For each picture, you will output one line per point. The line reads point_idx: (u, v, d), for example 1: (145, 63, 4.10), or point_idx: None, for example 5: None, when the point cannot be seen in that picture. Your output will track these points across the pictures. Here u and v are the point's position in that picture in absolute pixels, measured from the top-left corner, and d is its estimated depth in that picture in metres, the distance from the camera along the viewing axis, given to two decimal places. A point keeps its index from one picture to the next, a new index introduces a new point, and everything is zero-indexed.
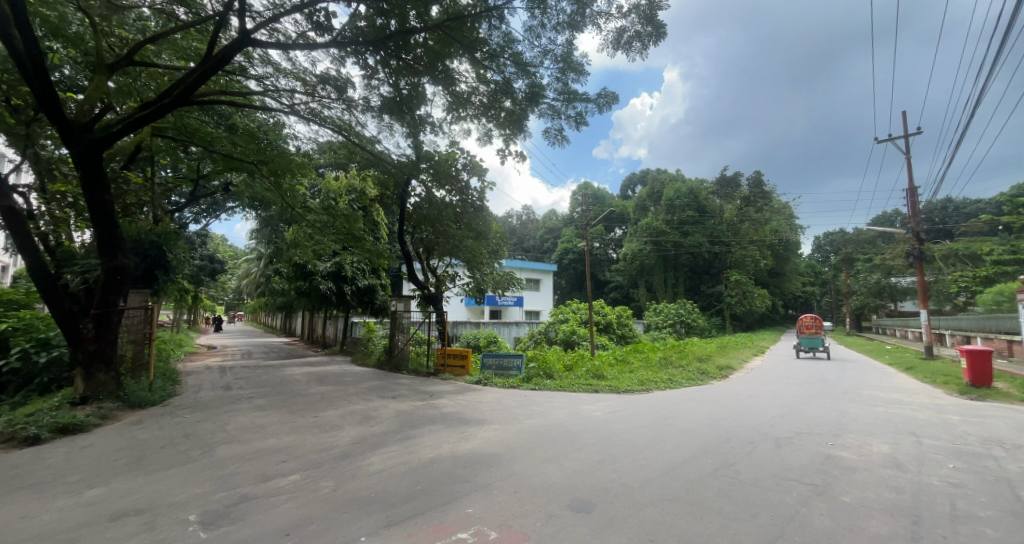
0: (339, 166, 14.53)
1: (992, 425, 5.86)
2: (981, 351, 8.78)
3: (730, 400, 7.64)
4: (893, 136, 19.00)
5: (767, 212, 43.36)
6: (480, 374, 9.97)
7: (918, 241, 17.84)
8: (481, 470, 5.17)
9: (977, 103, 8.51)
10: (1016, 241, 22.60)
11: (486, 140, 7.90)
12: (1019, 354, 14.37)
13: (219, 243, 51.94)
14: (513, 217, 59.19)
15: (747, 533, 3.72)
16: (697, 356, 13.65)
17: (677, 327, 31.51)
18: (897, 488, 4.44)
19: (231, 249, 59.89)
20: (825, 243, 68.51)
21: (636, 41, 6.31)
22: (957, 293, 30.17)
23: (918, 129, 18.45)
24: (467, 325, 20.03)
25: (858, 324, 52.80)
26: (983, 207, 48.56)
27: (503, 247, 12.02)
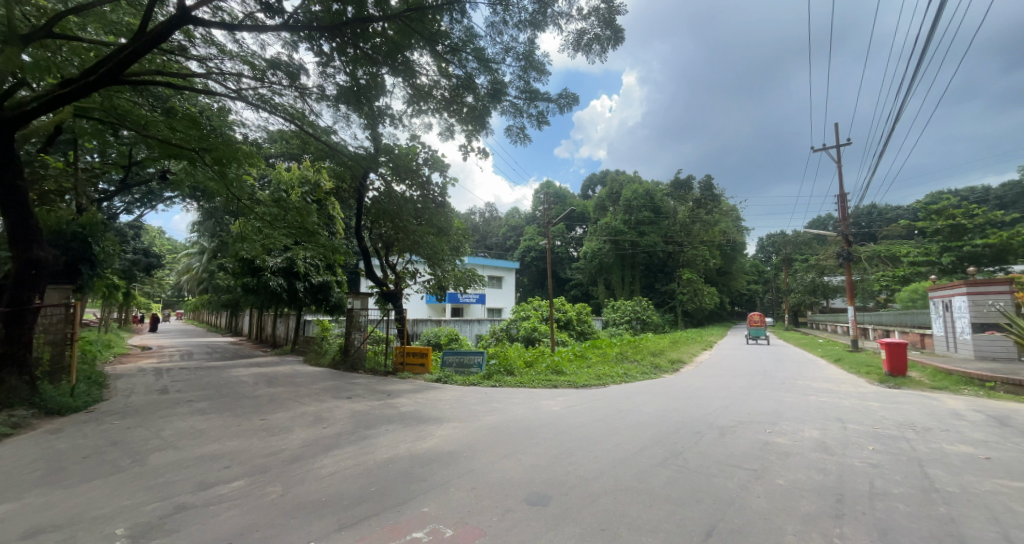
0: (292, 157, 13.99)
1: (906, 410, 6.49)
2: (898, 343, 9.72)
3: (680, 392, 7.98)
4: (827, 145, 20.56)
5: (716, 214, 45.82)
6: (440, 373, 9.83)
7: (847, 243, 19.43)
8: (438, 468, 5.12)
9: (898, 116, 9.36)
10: (928, 245, 25.19)
11: (448, 136, 7.77)
12: (929, 346, 16.01)
13: (154, 235, 47.81)
14: (476, 215, 58.98)
15: (692, 518, 3.91)
16: (651, 351, 14.15)
17: (633, 323, 32.60)
18: (824, 469, 4.82)
19: (169, 243, 55.45)
20: (767, 244, 73.38)
21: (596, 44, 6.44)
22: (880, 292, 33.16)
23: (848, 140, 20.06)
24: (428, 323, 19.77)
25: (795, 319, 57.09)
26: (901, 213, 53.93)
27: (465, 244, 11.87)
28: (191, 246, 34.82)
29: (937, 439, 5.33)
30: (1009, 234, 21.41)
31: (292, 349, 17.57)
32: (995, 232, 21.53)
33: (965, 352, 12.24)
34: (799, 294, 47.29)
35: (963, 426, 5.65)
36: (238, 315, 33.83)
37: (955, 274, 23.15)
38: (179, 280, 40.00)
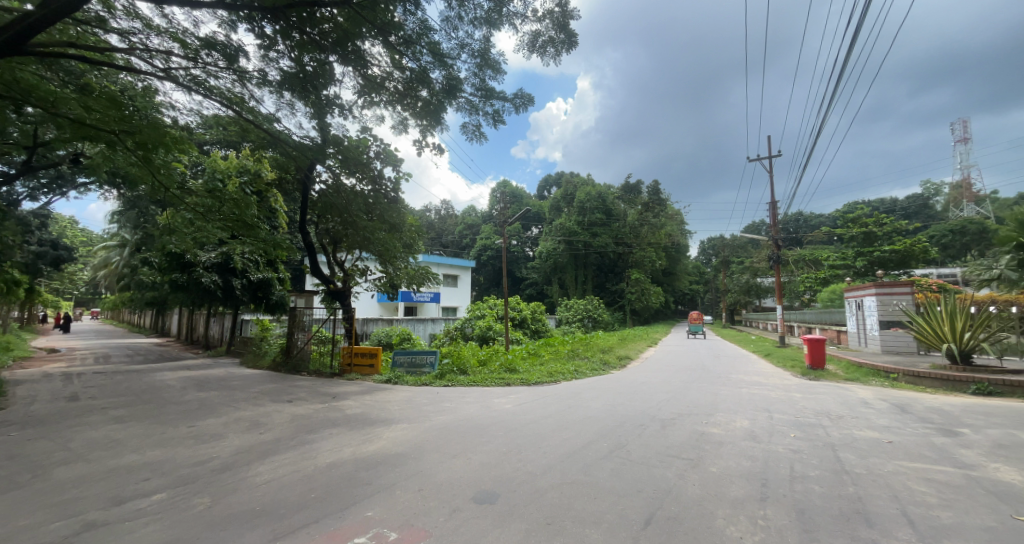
0: (229, 145, 13.01)
1: (824, 400, 7.13)
2: (818, 339, 10.67)
3: (626, 387, 8.28)
4: (760, 157, 22.41)
5: (663, 218, 48.28)
6: (390, 373, 9.58)
7: (777, 247, 21.08)
8: (384, 471, 4.98)
9: (819, 131, 10.27)
10: (844, 251, 28.00)
11: (401, 129, 7.58)
12: (845, 341, 17.73)
13: (66, 225, 43.11)
14: (432, 213, 58.06)
15: (634, 508, 4.07)
16: (601, 349, 14.58)
17: (585, 321, 33.55)
18: (753, 456, 5.18)
19: (84, 234, 49.96)
20: (708, 247, 78.30)
21: (550, 46, 6.53)
22: (804, 292, 36.34)
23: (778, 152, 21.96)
24: (379, 322, 19.24)
25: (732, 317, 61.23)
26: (823, 221, 59.63)
27: (419, 242, 11.59)
28: (109, 238, 31.73)
29: (849, 425, 5.89)
30: (910, 242, 24.22)
31: (229, 350, 16.42)
32: (900, 239, 24.36)
33: (873, 347, 13.65)
34: (736, 294, 50.83)
35: (869, 414, 6.29)
36: (166, 314, 31.23)
37: (867, 277, 25.85)
38: (94, 275, 36.18)
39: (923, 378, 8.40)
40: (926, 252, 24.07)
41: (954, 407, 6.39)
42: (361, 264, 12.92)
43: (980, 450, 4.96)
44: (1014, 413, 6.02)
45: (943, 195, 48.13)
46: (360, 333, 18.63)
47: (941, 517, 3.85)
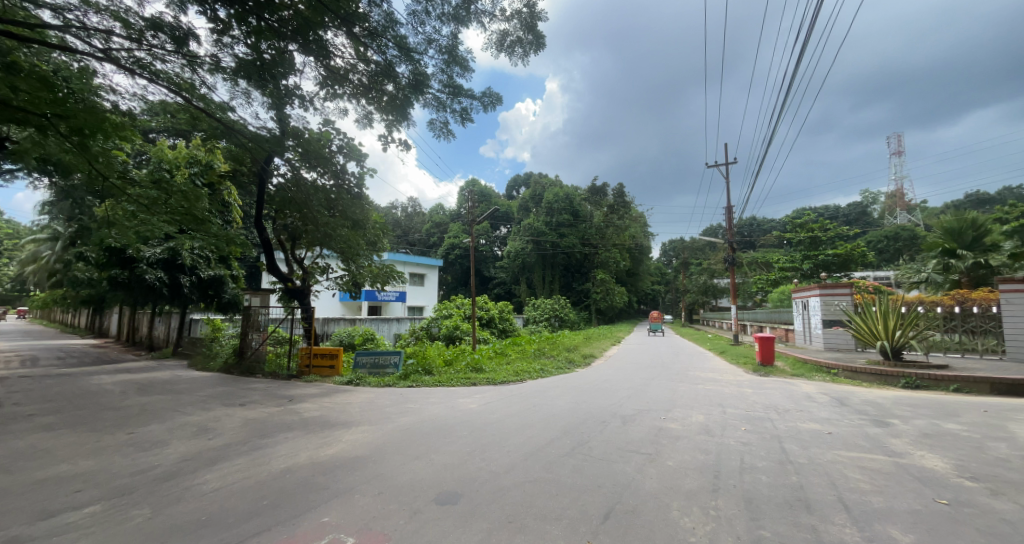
0: (178, 133, 12.22)
1: (772, 395, 7.54)
2: (767, 337, 11.30)
3: (589, 385, 8.44)
4: (717, 163, 23.55)
5: (628, 220, 49.71)
6: (352, 375, 9.34)
7: (733, 250, 22.17)
8: (343, 475, 4.84)
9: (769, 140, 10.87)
10: (792, 254, 29.83)
11: (365, 123, 7.39)
12: (792, 339, 18.88)
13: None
14: (397, 210, 56.99)
15: (593, 503, 4.16)
16: (566, 347, 14.78)
17: (551, 321, 34.01)
18: (707, 450, 5.41)
19: (7, 225, 45.43)
20: (669, 249, 81.29)
21: (518, 46, 6.57)
22: (757, 294, 38.41)
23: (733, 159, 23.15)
24: (341, 322, 18.75)
25: (691, 316, 63.90)
26: (774, 226, 63.38)
27: (383, 239, 11.36)
28: (37, 230, 29.20)
29: (793, 418, 6.26)
30: (850, 247, 26.13)
31: (176, 352, 15.47)
32: (842, 244, 26.28)
33: (816, 344, 14.61)
34: (694, 294, 53.02)
35: (813, 407, 6.71)
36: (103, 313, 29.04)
37: (812, 279, 27.65)
38: (19, 269, 33.09)
39: (860, 373, 9.05)
40: (864, 256, 26.04)
41: (886, 400, 6.92)
42: (323, 261, 12.52)
43: (908, 439, 5.39)
44: (936, 404, 6.60)
45: (879, 203, 52.34)
46: (321, 333, 18.10)
47: (872, 501, 4.16)
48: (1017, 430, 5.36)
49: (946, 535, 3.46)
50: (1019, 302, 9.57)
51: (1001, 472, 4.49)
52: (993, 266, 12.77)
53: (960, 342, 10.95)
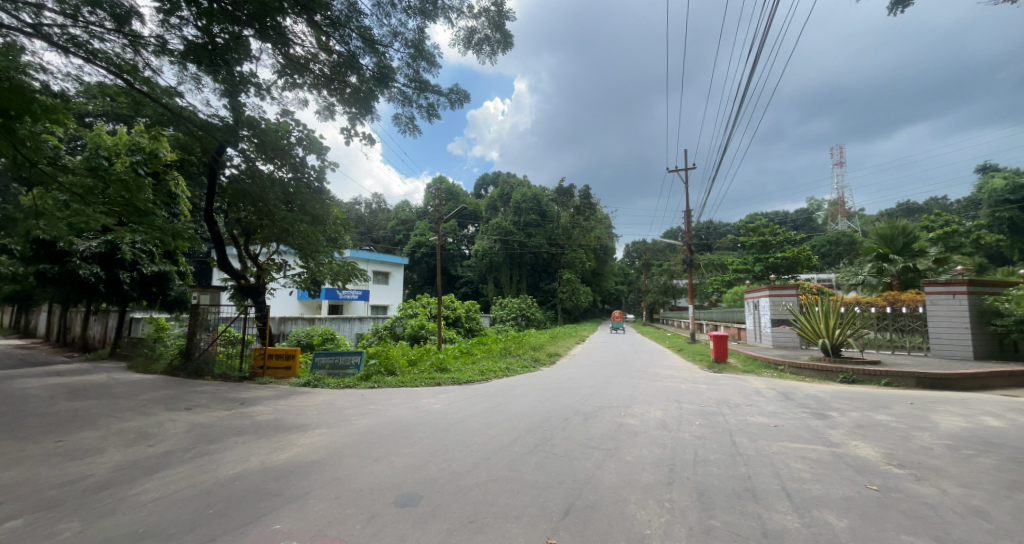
0: (119, 119, 11.36)
1: (725, 390, 7.91)
2: (721, 335, 11.85)
3: (552, 384, 8.56)
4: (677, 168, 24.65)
5: (594, 221, 50.84)
6: (310, 376, 9.02)
7: (690, 252, 23.14)
8: (297, 480, 4.66)
9: (724, 148, 11.42)
10: (744, 257, 31.51)
11: (326, 115, 7.14)
12: (744, 338, 19.91)
13: None
14: (361, 206, 55.47)
15: (554, 499, 4.21)
16: (532, 346, 14.90)
17: (518, 320, 34.21)
18: (663, 444, 5.60)
19: None
20: (633, 250, 83.66)
21: (486, 44, 6.55)
22: (712, 295, 40.23)
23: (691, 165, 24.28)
24: (300, 321, 18.08)
25: (652, 316, 66.17)
26: (730, 230, 66.79)
27: (344, 236, 11.10)
28: None
29: (743, 412, 6.59)
30: (797, 251, 27.92)
31: (114, 353, 14.37)
32: (789, 248, 27.97)
33: (765, 343, 15.47)
34: (655, 294, 54.95)
35: (761, 401, 7.10)
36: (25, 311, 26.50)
37: (762, 281, 29.33)
38: None
39: (804, 369, 9.65)
40: (808, 260, 27.88)
41: (826, 394, 7.42)
42: (279, 257, 12.07)
43: (844, 430, 5.81)
44: (869, 397, 7.14)
45: (823, 210, 56.29)
46: (277, 332, 17.37)
47: (812, 489, 4.44)
48: (937, 420, 5.88)
49: (875, 518, 3.74)
50: (942, 303, 10.51)
51: (924, 458, 4.92)
52: (920, 270, 13.98)
53: (891, 340, 11.92)
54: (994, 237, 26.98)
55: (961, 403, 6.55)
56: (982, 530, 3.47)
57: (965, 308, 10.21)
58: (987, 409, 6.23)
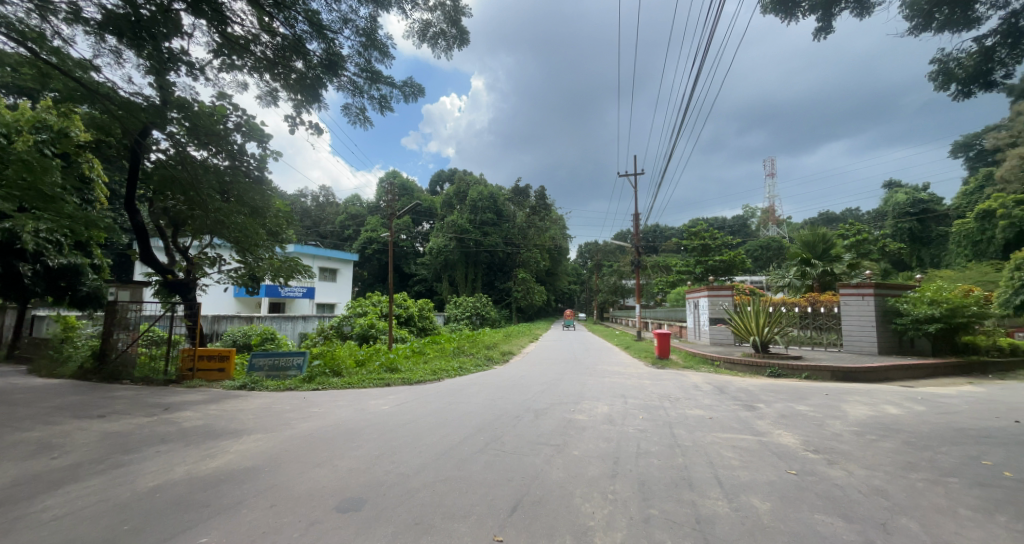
0: (19, 92, 10.02)
1: (667, 385, 8.34)
2: (664, 332, 12.48)
3: (504, 382, 8.62)
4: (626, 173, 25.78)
5: (548, 222, 51.70)
6: (246, 378, 8.47)
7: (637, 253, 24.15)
8: (229, 489, 4.36)
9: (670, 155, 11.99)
10: (686, 260, 33.42)
11: (269, 100, 6.72)
12: (685, 335, 21.11)
13: None
14: (308, 199, 52.73)
15: (502, 497, 4.24)
16: (485, 345, 14.89)
17: (472, 319, 34.06)
18: (609, 438, 5.82)
19: None
20: (586, 251, 86.07)
21: (441, 39, 6.45)
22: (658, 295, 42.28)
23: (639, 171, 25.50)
24: (235, 320, 16.97)
25: (603, 315, 68.48)
26: (674, 234, 70.81)
27: (287, 230, 10.60)
28: None
29: (683, 406, 6.97)
30: (733, 255, 30.04)
31: (10, 355, 12.71)
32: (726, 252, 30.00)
33: (704, 340, 16.48)
34: (606, 294, 56.94)
35: (698, 395, 7.56)
36: None
37: (702, 282, 31.29)
38: None
39: (737, 365, 10.38)
40: (742, 263, 30.06)
41: (755, 387, 8.03)
42: (214, 251, 11.30)
43: (769, 420, 6.32)
44: (791, 390, 7.82)
45: (757, 217, 60.92)
46: (209, 332, 16.20)
47: (741, 476, 4.79)
48: (848, 409, 6.55)
49: (793, 500, 4.10)
50: (854, 304, 11.69)
51: (835, 444, 5.47)
52: (836, 274, 15.60)
53: (811, 337, 13.12)
54: (894, 245, 30.56)
55: (866, 393, 7.34)
56: (881, 507, 3.90)
57: (872, 308, 11.43)
58: (887, 398, 7.04)
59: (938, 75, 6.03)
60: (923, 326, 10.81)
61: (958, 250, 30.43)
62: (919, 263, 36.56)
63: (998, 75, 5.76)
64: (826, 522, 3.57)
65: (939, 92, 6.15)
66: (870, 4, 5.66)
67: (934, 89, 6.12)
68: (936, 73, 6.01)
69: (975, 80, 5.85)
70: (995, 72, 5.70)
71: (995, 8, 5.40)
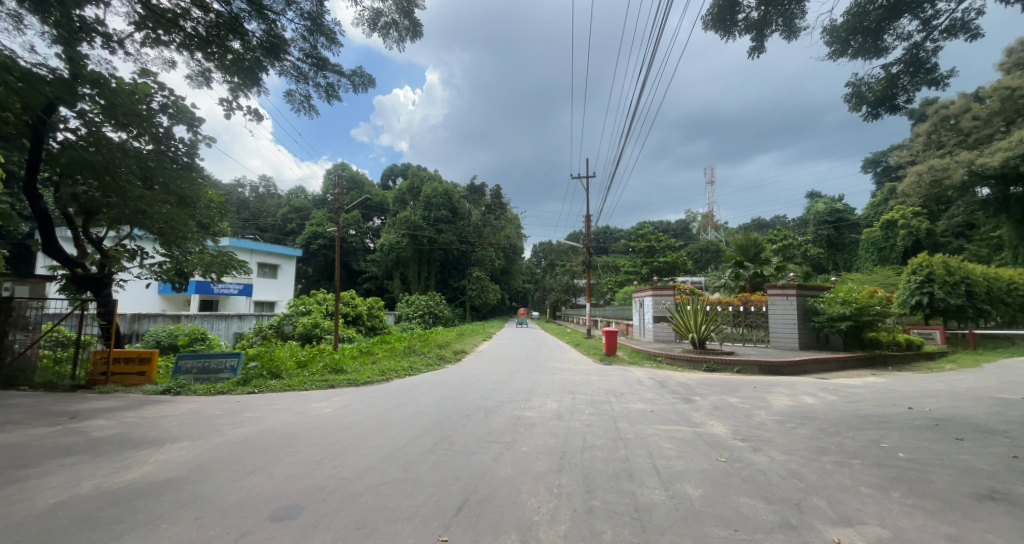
0: None
1: (613, 381, 8.67)
2: (611, 330, 12.94)
3: (454, 381, 8.56)
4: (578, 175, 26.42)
5: (504, 221, 51.80)
6: (171, 382, 7.82)
7: (589, 253, 24.86)
8: (150, 502, 4.01)
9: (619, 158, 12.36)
10: (632, 261, 34.94)
11: (201, 82, 6.23)
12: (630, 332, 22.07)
13: None
14: (246, 190, 49.40)
15: (448, 496, 4.22)
16: (437, 344, 14.72)
17: (425, 318, 33.51)
18: (556, 433, 5.96)
19: None
20: (540, 250, 87.37)
21: (393, 29, 6.28)
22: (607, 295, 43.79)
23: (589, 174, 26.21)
24: (158, 320, 15.63)
25: (555, 313, 69.96)
26: (622, 236, 73.84)
27: (221, 222, 9.92)
28: None
29: (626, 400, 7.28)
30: (675, 256, 31.73)
31: None
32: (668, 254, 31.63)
33: (648, 337, 17.29)
34: (558, 293, 58.19)
35: (641, 389, 7.93)
36: None
37: (648, 282, 32.84)
38: None
39: (677, 360, 10.98)
40: (683, 264, 31.83)
41: (693, 381, 8.54)
42: (133, 243, 10.35)
43: (704, 412, 6.75)
44: (725, 383, 8.39)
45: (698, 221, 64.74)
46: (128, 333, 14.81)
47: (677, 465, 5.07)
48: (772, 400, 7.15)
49: (722, 486, 4.41)
50: (780, 303, 12.75)
51: (760, 432, 5.96)
52: (765, 275, 16.94)
53: (743, 333, 14.14)
54: (814, 250, 33.67)
55: (788, 385, 8.05)
56: (796, 488, 4.30)
57: (795, 308, 12.53)
58: (805, 389, 7.76)
59: (852, 98, 6.70)
60: (836, 323, 12.00)
61: (865, 256, 34.10)
62: (834, 267, 40.56)
63: (901, 101, 6.47)
64: (749, 504, 3.87)
65: (853, 113, 6.83)
66: (796, 29, 6.18)
67: (850, 110, 6.77)
68: (850, 95, 6.68)
69: (882, 104, 6.53)
70: (899, 98, 6.41)
71: (900, 40, 6.09)
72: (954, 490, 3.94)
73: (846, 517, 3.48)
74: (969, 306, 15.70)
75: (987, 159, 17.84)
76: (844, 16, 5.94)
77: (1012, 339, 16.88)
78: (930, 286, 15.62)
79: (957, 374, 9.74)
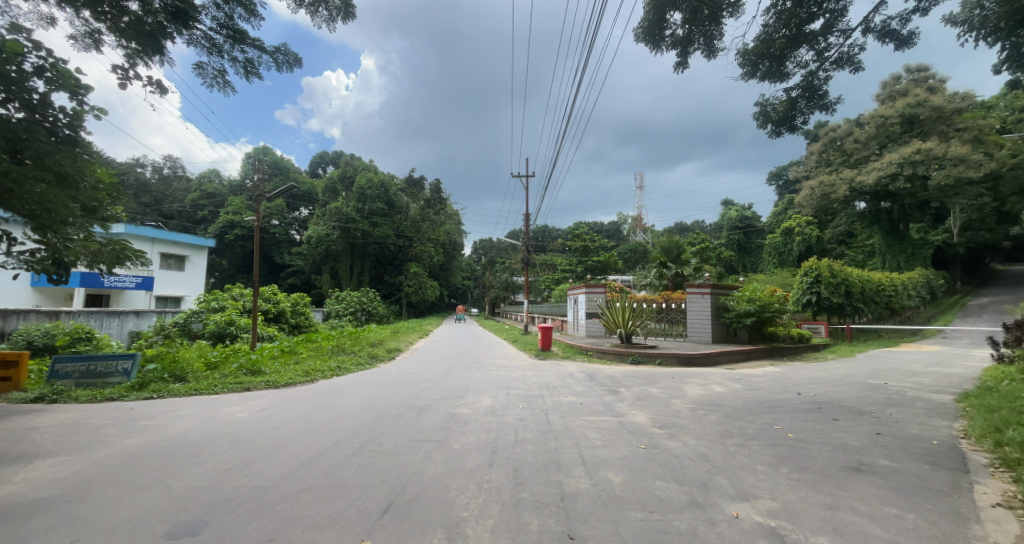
0: None
1: (546, 375, 8.93)
2: (546, 327, 13.30)
3: (385, 380, 8.31)
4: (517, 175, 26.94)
5: (444, 216, 50.94)
6: (46, 388, 6.79)
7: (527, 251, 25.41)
8: (12, 528, 3.45)
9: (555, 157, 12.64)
10: (568, 260, 36.49)
11: (88, 43, 5.41)
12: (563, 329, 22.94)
13: None
14: (147, 170, 43.85)
15: (373, 499, 4.10)
16: (369, 342, 14.20)
17: (357, 315, 32.06)
18: (489, 429, 6.03)
19: None
20: (480, 247, 87.24)
21: (322, 7, 5.92)
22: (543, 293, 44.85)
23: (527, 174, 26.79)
24: (29, 317, 13.46)
25: (494, 310, 70.22)
26: (560, 235, 75.95)
27: (113, 206, 8.76)
28: None
29: (558, 394, 7.53)
30: (605, 256, 33.45)
31: None
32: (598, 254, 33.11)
33: (581, 333, 18.14)
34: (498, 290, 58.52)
35: (573, 383, 8.26)
36: None
37: (580, 280, 34.18)
38: None
39: (606, 354, 11.58)
40: (613, 264, 33.49)
41: (619, 374, 9.07)
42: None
43: (628, 402, 7.20)
44: (648, 375, 9.00)
45: (628, 224, 68.35)
46: None
47: (602, 454, 5.36)
48: (687, 390, 7.80)
49: (640, 471, 4.73)
50: (697, 301, 13.93)
51: (676, 419, 6.47)
52: (686, 275, 18.36)
53: (664, 328, 14.65)
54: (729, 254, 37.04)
55: (701, 376, 8.82)
56: (704, 469, 4.74)
57: (709, 306, 13.79)
58: (715, 379, 8.55)
59: (760, 116, 7.43)
60: (742, 319, 13.43)
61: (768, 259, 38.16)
62: (743, 269, 44.98)
63: (798, 122, 7.31)
64: (663, 487, 4.19)
65: (761, 129, 7.57)
66: (715, 49, 6.74)
67: (757, 127, 7.51)
68: (759, 114, 7.40)
69: (783, 123, 7.32)
70: (797, 118, 7.23)
71: (799, 68, 6.86)
72: (829, 464, 4.58)
73: (743, 493, 3.89)
74: (846, 304, 18.24)
75: (864, 177, 20.68)
76: (754, 42, 6.58)
77: (877, 332, 19.95)
78: (818, 287, 17.88)
79: (837, 363, 11.27)
